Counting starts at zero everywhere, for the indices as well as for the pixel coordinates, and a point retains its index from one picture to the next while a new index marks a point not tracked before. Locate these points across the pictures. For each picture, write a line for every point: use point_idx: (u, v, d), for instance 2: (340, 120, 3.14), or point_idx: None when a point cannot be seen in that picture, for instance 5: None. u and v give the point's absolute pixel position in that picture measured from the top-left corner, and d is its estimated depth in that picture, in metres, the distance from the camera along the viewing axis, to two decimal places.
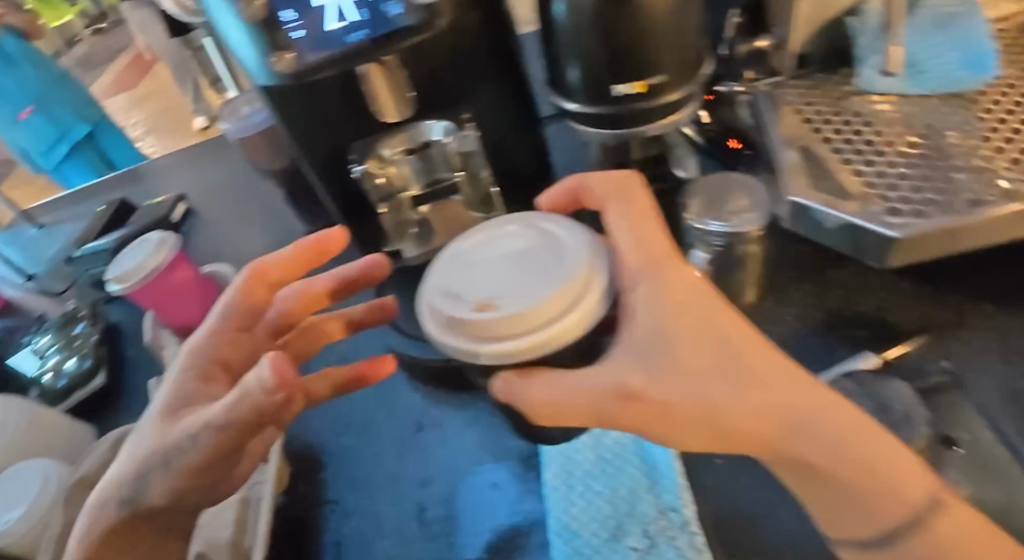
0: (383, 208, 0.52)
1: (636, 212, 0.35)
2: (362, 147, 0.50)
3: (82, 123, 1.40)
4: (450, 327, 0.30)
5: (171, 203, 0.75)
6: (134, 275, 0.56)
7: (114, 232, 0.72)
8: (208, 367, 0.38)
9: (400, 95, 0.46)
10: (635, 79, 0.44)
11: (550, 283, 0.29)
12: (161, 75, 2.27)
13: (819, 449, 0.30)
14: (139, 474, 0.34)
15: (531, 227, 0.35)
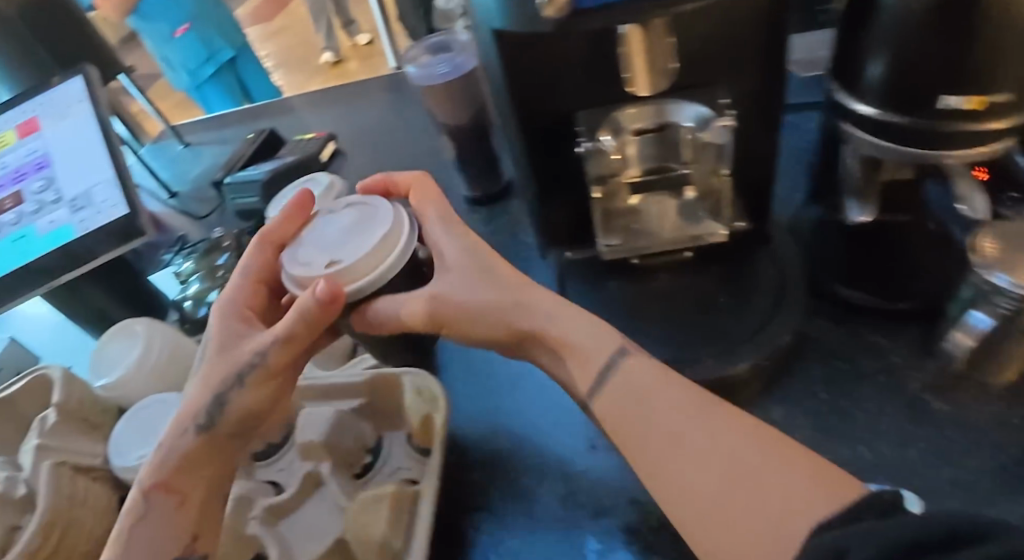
0: (598, 192, 0.45)
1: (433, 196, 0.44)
2: (590, 120, 0.42)
3: (228, 48, 1.39)
4: (303, 271, 0.39)
5: (321, 140, 0.72)
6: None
7: (265, 163, 0.70)
8: (248, 308, 0.41)
9: (664, 66, 0.38)
10: (974, 93, 0.35)
11: (360, 246, 0.39)
12: (301, 18, 2.42)
13: (613, 376, 0.34)
14: (214, 396, 0.38)
15: (344, 202, 0.43)
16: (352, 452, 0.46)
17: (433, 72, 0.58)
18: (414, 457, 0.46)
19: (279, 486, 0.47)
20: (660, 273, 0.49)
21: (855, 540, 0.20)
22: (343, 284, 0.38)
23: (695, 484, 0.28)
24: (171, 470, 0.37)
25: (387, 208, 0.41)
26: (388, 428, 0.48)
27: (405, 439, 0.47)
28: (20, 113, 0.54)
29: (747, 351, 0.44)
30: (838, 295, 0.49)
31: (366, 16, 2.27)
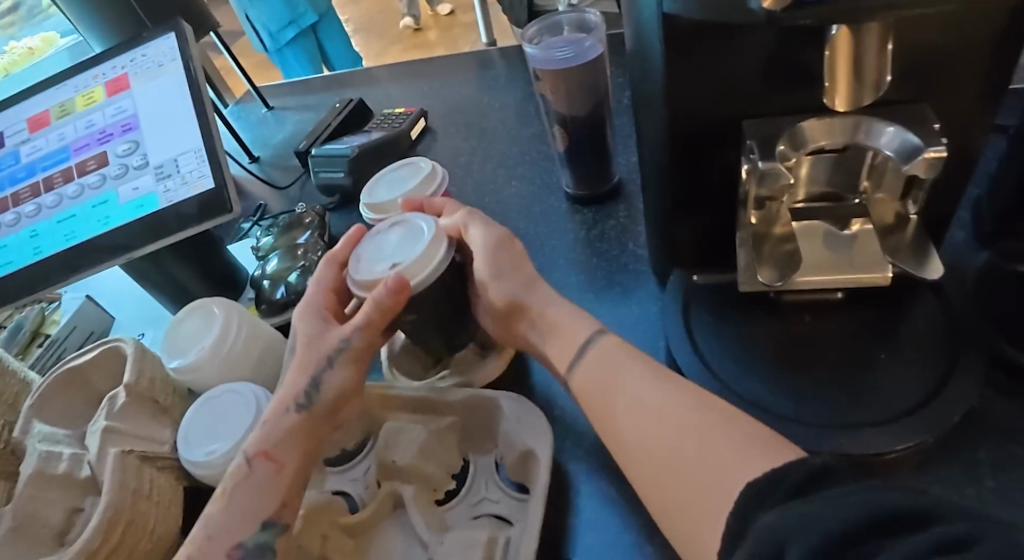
0: (754, 218, 0.40)
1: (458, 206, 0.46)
2: (759, 130, 0.35)
3: (312, 13, 1.35)
4: (367, 276, 0.42)
5: (413, 117, 0.71)
6: (390, 210, 0.50)
7: (353, 136, 0.67)
8: (327, 308, 0.43)
9: (876, 78, 0.31)
10: None
11: (417, 250, 0.42)
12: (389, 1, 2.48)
13: (592, 349, 0.37)
14: (311, 378, 0.39)
15: (385, 224, 0.46)
16: (437, 477, 0.42)
17: (552, 55, 0.53)
18: (506, 492, 0.41)
19: (350, 500, 0.43)
20: (806, 314, 0.43)
21: (791, 520, 0.20)
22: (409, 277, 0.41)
23: (646, 437, 0.31)
24: (273, 438, 0.37)
25: (431, 222, 0.44)
26: (474, 450, 0.45)
27: (493, 469, 0.43)
28: (111, 68, 0.50)
29: (908, 427, 0.37)
30: (1006, 359, 0.40)
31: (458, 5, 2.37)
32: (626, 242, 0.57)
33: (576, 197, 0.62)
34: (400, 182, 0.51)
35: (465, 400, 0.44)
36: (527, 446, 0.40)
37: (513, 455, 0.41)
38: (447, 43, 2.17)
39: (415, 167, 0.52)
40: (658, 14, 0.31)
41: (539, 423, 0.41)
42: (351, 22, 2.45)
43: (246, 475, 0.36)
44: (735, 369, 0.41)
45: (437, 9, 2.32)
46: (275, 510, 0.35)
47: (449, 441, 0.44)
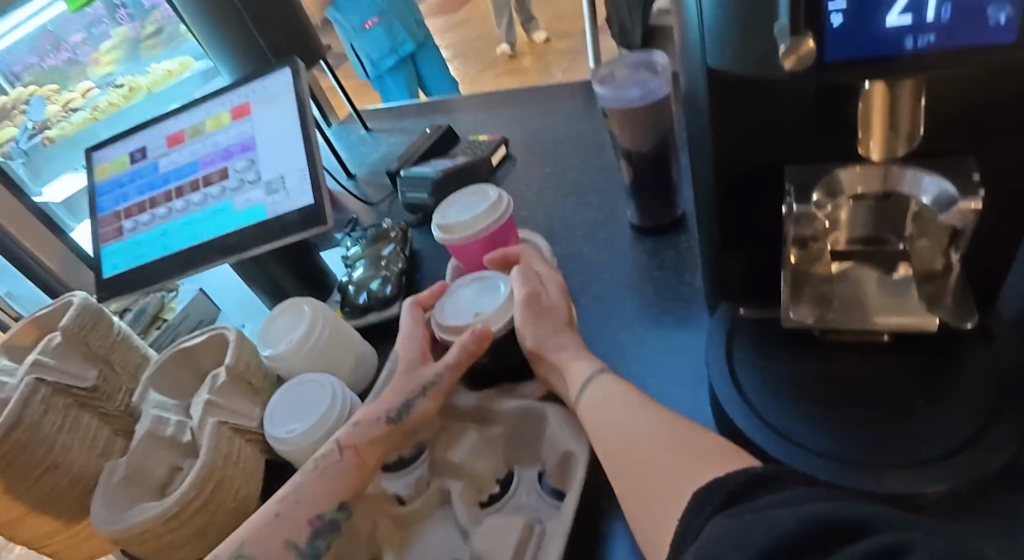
0: (795, 255, 0.41)
1: (524, 254, 0.52)
2: (799, 175, 0.38)
3: (411, 42, 1.47)
4: (454, 323, 0.49)
5: (495, 145, 0.76)
6: (461, 230, 0.54)
7: (441, 160, 0.73)
8: (424, 344, 0.50)
9: (910, 130, 0.33)
10: None
11: (497, 300, 0.49)
12: (486, 28, 2.62)
13: (592, 386, 0.41)
14: (404, 399, 0.45)
15: (466, 277, 0.53)
16: (483, 477, 0.46)
17: (624, 94, 0.55)
18: (542, 498, 0.44)
19: (402, 500, 0.46)
20: (849, 354, 0.43)
21: (722, 529, 0.24)
22: (490, 325, 0.48)
23: (633, 461, 0.35)
24: (366, 438, 0.43)
25: (505, 276, 0.51)
26: (519, 461, 0.48)
27: (536, 478, 0.46)
28: (236, 97, 0.59)
29: (946, 472, 0.36)
30: None
31: (551, 32, 2.46)
32: (684, 272, 0.58)
33: (640, 228, 0.62)
34: (469, 206, 0.56)
35: (516, 409, 0.48)
36: (566, 448, 0.44)
37: (556, 455, 0.44)
38: (540, 69, 2.26)
39: (483, 193, 0.57)
40: (703, 66, 0.34)
41: (579, 430, 0.44)
42: (449, 47, 2.59)
43: (338, 460, 0.42)
44: (770, 401, 0.42)
45: (532, 36, 2.43)
46: (348, 497, 0.42)
47: (496, 450, 0.48)
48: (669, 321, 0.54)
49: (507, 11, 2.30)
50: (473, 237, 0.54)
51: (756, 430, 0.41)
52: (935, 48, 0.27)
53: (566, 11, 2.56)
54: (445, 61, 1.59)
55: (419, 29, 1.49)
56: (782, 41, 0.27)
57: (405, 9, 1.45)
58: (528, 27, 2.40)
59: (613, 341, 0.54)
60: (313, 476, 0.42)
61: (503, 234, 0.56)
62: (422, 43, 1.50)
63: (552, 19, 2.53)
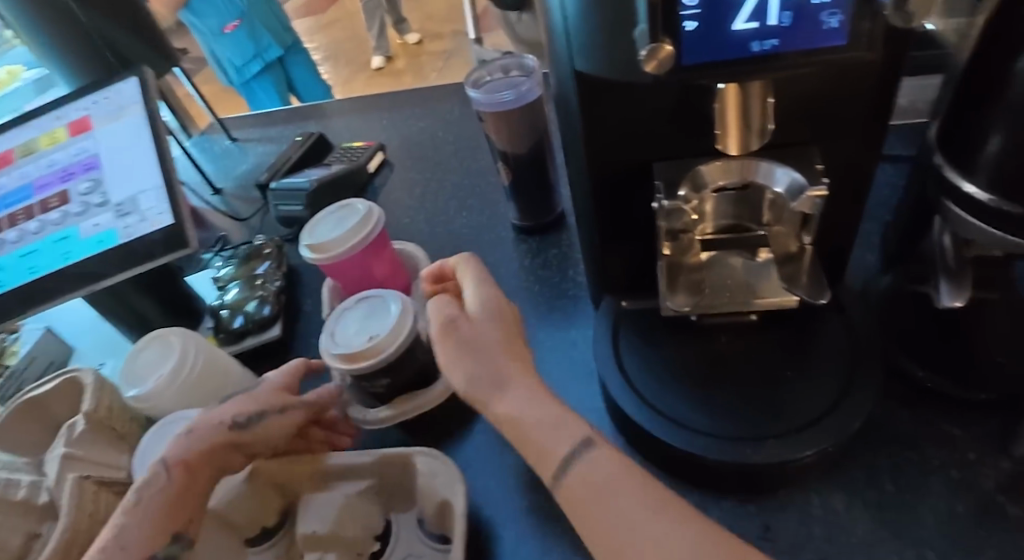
0: (668, 247, 0.42)
1: (454, 271, 0.44)
2: (666, 172, 0.40)
3: (277, 46, 1.39)
4: (348, 351, 0.46)
5: (371, 150, 0.72)
6: (332, 247, 0.51)
7: (315, 169, 0.69)
8: (286, 382, 0.47)
9: (760, 124, 0.35)
10: None
11: (390, 320, 0.47)
12: (361, 26, 2.54)
13: (577, 461, 0.32)
14: (260, 408, 0.43)
15: (353, 304, 0.50)
16: (361, 540, 0.43)
17: (496, 98, 0.52)
18: (426, 544, 0.43)
19: None
20: (723, 335, 0.45)
21: None
22: (386, 346, 0.46)
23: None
24: (199, 450, 0.39)
25: (392, 294, 0.49)
26: (395, 507, 0.46)
27: (415, 524, 0.45)
28: (74, 111, 0.54)
29: (811, 437, 0.39)
30: (908, 375, 0.45)
31: (426, 32, 2.43)
32: (566, 269, 0.57)
33: (521, 228, 0.61)
34: (339, 222, 0.53)
35: (379, 460, 0.45)
36: (443, 495, 0.42)
37: (433, 503, 0.42)
38: (416, 70, 2.23)
39: (351, 208, 0.54)
40: (570, 70, 0.35)
41: (451, 474, 0.42)
42: (322, 49, 2.48)
43: (164, 483, 0.37)
44: (659, 387, 0.43)
45: (405, 37, 2.38)
46: (179, 524, 0.37)
47: (373, 500, 0.45)
48: (556, 318, 0.54)
49: (379, 11, 2.23)
50: (346, 252, 0.52)
51: (645, 416, 0.42)
52: (776, 51, 0.30)
53: (439, 10, 2.53)
54: (316, 65, 1.52)
55: (285, 33, 1.41)
56: (643, 46, 0.29)
57: (267, 11, 1.36)
58: (401, 28, 2.36)
59: None
60: (135, 512, 0.36)
61: (378, 250, 0.54)
62: (290, 46, 1.43)
63: (424, 19, 2.50)
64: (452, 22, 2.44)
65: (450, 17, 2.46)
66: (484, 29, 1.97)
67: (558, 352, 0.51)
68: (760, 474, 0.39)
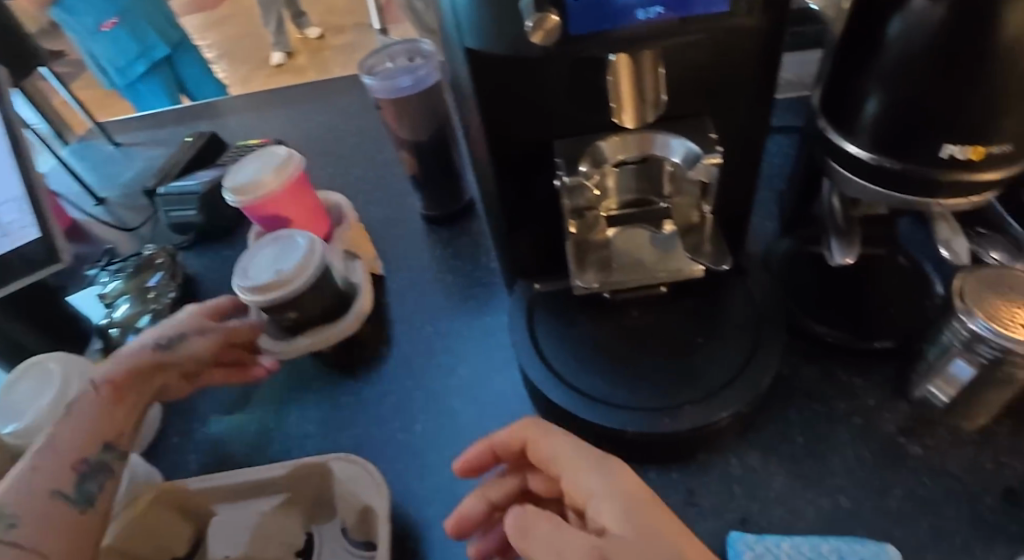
0: (574, 226, 0.42)
1: (541, 452, 0.35)
2: (567, 148, 0.39)
3: (164, 44, 1.30)
4: (252, 285, 0.44)
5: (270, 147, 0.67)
6: (251, 189, 0.50)
7: (207, 170, 0.64)
8: (215, 311, 0.48)
9: (654, 97, 0.36)
10: (977, 144, 0.34)
11: (297, 255, 0.45)
12: (259, 22, 2.42)
13: None
14: (180, 330, 0.43)
15: (266, 241, 0.48)
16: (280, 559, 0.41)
17: (394, 84, 0.50)
18: (351, 552, 0.42)
19: None
20: (634, 309, 0.45)
21: None
22: (290, 280, 0.44)
23: None
24: (122, 370, 0.39)
25: (303, 232, 0.47)
26: (317, 520, 0.44)
27: (338, 534, 0.43)
28: None
29: (725, 399, 0.40)
30: (809, 331, 0.46)
31: (329, 26, 2.34)
32: (479, 256, 0.56)
33: (430, 218, 0.59)
34: (259, 163, 0.51)
35: (290, 473, 0.42)
36: (363, 500, 0.40)
37: (354, 508, 0.41)
38: (320, 66, 2.16)
39: (271, 152, 0.52)
40: (461, 46, 0.33)
41: (369, 475, 0.40)
42: (218, 47, 2.34)
43: (92, 396, 0.37)
44: (576, 368, 0.43)
45: (306, 32, 2.29)
46: (113, 437, 0.37)
47: (291, 515, 0.43)
48: (472, 307, 0.53)
49: (276, 6, 2.13)
50: (266, 195, 0.50)
51: (564, 396, 0.42)
52: (658, 21, 0.30)
53: (342, 3, 2.45)
54: (207, 62, 1.43)
55: (171, 29, 1.32)
56: (528, 17, 0.28)
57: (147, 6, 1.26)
58: (301, 23, 2.27)
59: (419, 338, 0.52)
60: (68, 421, 0.36)
61: (304, 192, 0.52)
62: (179, 44, 1.33)
63: (326, 13, 2.41)
64: (356, 15, 2.37)
65: (354, 11, 2.39)
66: (389, 21, 1.93)
67: (476, 341, 0.50)
68: (680, 440, 0.40)
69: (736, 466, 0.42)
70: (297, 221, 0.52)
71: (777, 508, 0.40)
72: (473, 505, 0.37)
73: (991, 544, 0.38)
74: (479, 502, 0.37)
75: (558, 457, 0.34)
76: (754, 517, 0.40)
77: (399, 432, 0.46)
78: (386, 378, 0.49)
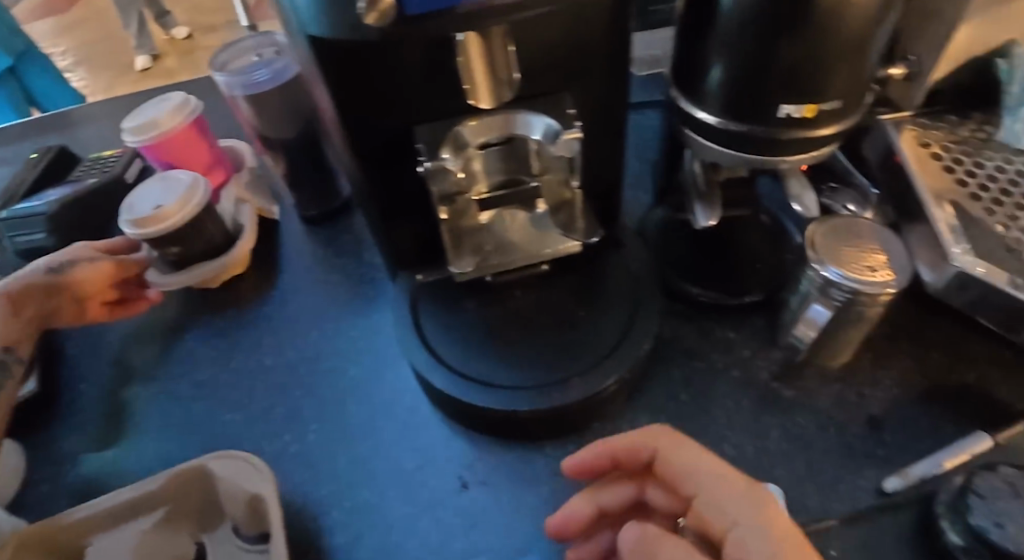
0: (446, 212, 0.41)
1: (672, 465, 0.34)
2: (428, 132, 0.39)
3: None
4: (133, 216, 0.46)
5: (128, 157, 0.60)
6: (147, 130, 0.51)
7: (56, 187, 0.58)
8: (109, 246, 0.51)
9: (508, 74, 0.36)
10: (809, 103, 0.37)
11: (179, 191, 0.47)
12: (120, 24, 2.22)
13: None
14: (71, 258, 0.47)
15: (156, 178, 0.49)
16: None
17: (249, 79, 0.48)
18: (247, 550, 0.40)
19: None
20: (518, 289, 0.46)
21: None
22: (171, 212, 0.46)
23: None
24: (18, 288, 0.44)
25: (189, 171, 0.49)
26: (207, 528, 0.41)
27: (232, 534, 0.40)
28: None
29: (609, 366, 0.41)
30: (684, 294, 0.48)
31: (200, 26, 2.20)
32: (363, 252, 0.55)
33: (308, 218, 0.56)
34: (156, 106, 0.53)
35: (167, 482, 0.38)
36: (250, 492, 0.37)
37: (242, 503, 0.38)
38: (195, 69, 2.02)
39: (170, 97, 0.54)
40: (308, 35, 0.32)
41: (257, 467, 0.38)
42: (75, 54, 2.13)
43: None
44: (463, 356, 0.43)
45: (175, 33, 2.13)
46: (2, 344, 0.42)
47: (178, 525, 0.40)
48: (360, 304, 0.51)
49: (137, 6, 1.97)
50: (161, 137, 0.51)
51: (453, 384, 0.41)
52: None
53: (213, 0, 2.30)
54: (53, 69, 1.30)
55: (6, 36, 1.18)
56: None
57: None
58: (167, 23, 2.11)
59: (306, 343, 0.50)
60: None
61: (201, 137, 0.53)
62: (17, 53, 1.20)
63: (196, 11, 2.25)
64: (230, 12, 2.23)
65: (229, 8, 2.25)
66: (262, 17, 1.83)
67: (366, 339, 0.49)
68: (570, 412, 0.41)
69: (629, 431, 0.43)
70: (190, 167, 0.53)
71: None
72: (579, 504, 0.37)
73: (859, 470, 0.41)
74: (587, 503, 0.37)
75: (694, 473, 0.32)
76: None
77: (291, 443, 0.44)
78: (273, 389, 0.47)
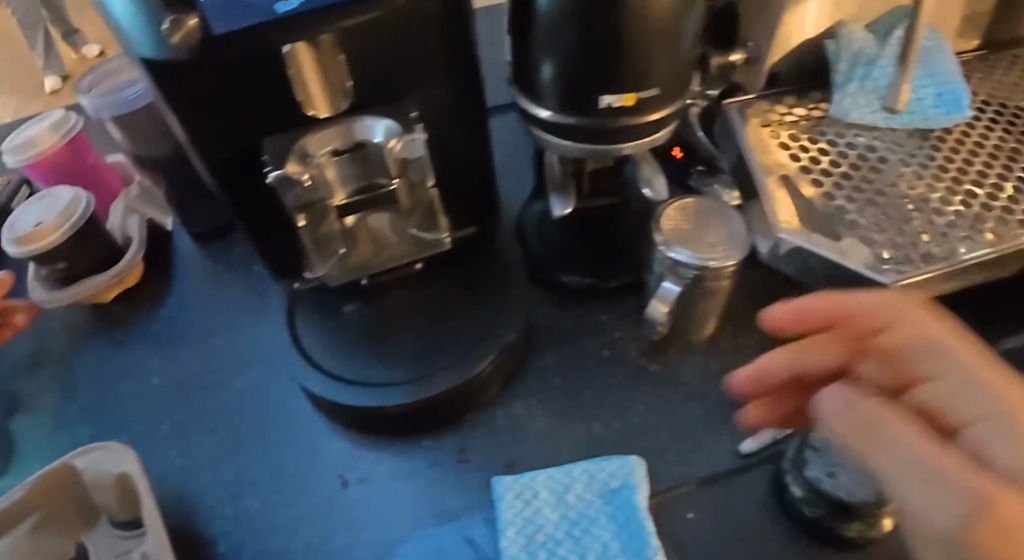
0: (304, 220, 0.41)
1: (913, 326, 0.22)
2: (277, 147, 0.40)
3: None
4: (13, 235, 0.47)
5: (12, 184, 0.59)
6: (27, 149, 0.52)
7: None
8: None
9: (341, 83, 0.37)
10: (625, 92, 0.39)
11: (58, 207, 0.48)
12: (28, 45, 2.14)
13: None
14: None
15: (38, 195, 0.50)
16: None
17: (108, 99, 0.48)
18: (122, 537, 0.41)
19: None
20: (393, 290, 0.48)
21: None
22: (53, 228, 0.47)
23: None
24: None
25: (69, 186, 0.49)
26: (83, 529, 0.42)
27: (109, 528, 0.42)
28: None
29: (477, 353, 0.44)
30: (562, 284, 0.50)
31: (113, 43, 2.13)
32: (251, 264, 0.55)
33: (197, 235, 0.57)
34: (36, 123, 0.53)
35: (24, 495, 0.39)
36: (119, 470, 0.40)
37: (112, 489, 0.40)
38: None
39: (51, 113, 0.54)
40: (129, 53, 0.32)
41: (117, 447, 0.41)
42: None
43: None
44: (338, 358, 0.44)
45: None
46: None
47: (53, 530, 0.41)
48: (248, 316, 0.52)
49: None
50: (40, 154, 0.52)
51: (328, 386, 0.43)
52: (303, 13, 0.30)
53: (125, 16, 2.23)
54: None
55: None
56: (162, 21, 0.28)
57: None
58: None
59: (194, 359, 0.50)
60: None
61: (85, 152, 0.54)
62: None
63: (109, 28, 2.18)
64: None
65: None
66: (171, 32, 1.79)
67: (253, 350, 0.50)
68: (441, 403, 0.43)
69: (505, 417, 0.45)
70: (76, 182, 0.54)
71: (542, 447, 0.44)
72: (775, 357, 0.30)
73: (720, 435, 0.43)
74: (791, 362, 0.29)
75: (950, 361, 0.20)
76: (522, 461, 0.43)
77: (177, 458, 0.45)
78: (161, 406, 0.48)
